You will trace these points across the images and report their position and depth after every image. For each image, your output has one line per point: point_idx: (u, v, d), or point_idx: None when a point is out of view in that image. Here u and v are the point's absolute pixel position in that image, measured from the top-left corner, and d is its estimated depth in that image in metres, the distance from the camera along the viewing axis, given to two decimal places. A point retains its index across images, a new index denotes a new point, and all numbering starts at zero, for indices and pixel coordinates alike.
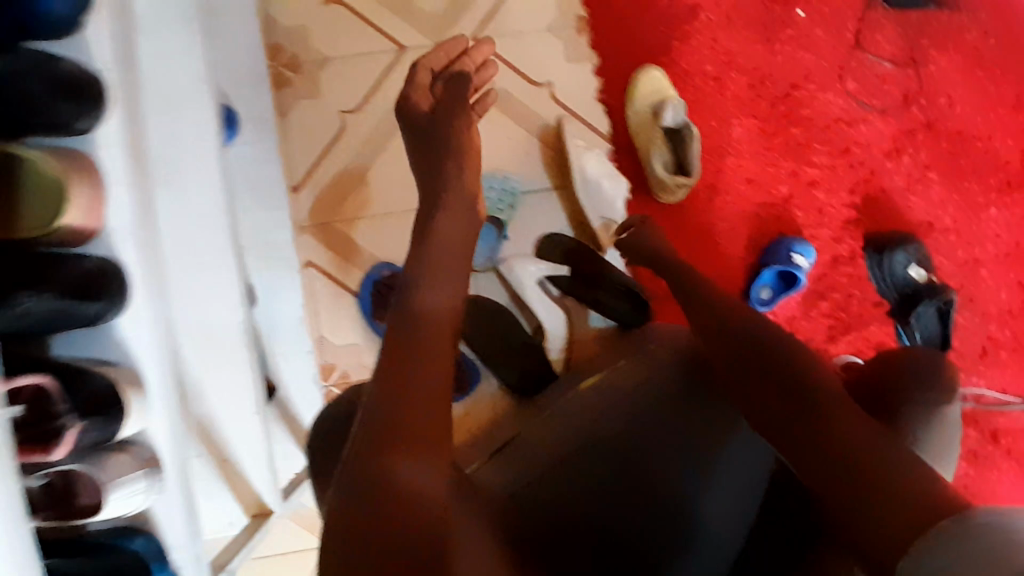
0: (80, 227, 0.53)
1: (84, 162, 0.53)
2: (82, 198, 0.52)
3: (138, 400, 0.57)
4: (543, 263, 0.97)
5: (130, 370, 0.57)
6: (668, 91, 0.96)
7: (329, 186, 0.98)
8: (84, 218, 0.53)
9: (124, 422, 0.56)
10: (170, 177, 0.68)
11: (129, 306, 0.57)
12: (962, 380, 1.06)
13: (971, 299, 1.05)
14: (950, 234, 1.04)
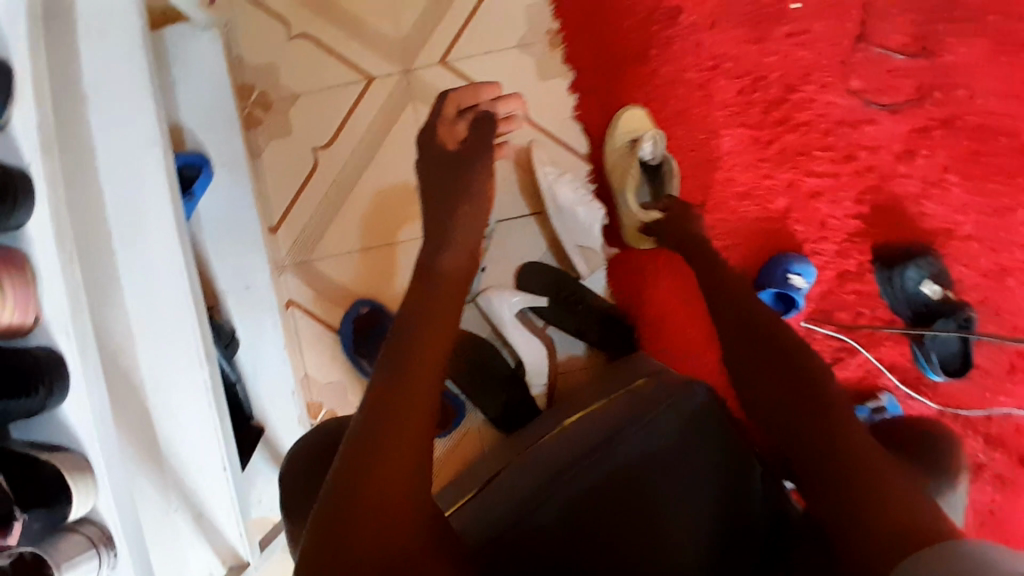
0: (17, 322, 0.50)
1: (17, 255, 0.51)
2: (14, 295, 0.49)
3: (87, 483, 0.52)
4: (521, 294, 0.91)
5: (78, 456, 0.53)
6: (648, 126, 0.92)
7: (306, 225, 0.96)
8: (20, 313, 0.50)
9: (74, 504, 0.52)
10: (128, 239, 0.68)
11: (75, 390, 0.53)
12: (992, 403, 0.95)
13: (1003, 313, 0.95)
14: (974, 243, 0.94)
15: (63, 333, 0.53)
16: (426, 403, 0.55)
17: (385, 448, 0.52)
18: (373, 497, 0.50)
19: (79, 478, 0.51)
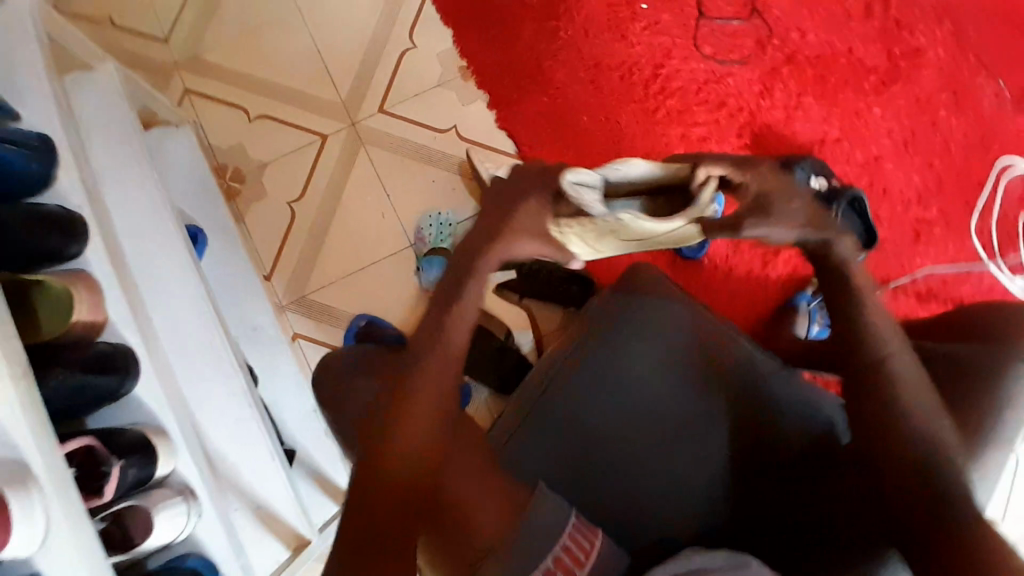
0: (90, 323, 0.64)
1: (82, 275, 0.65)
2: (86, 300, 0.63)
3: (165, 442, 0.64)
4: (492, 272, 1.08)
5: (154, 424, 0.66)
6: None
7: (296, 267, 1.11)
8: (91, 315, 0.64)
9: (159, 460, 0.63)
10: (154, 284, 0.86)
11: (141, 374, 0.67)
12: (911, 265, 1.15)
13: (886, 191, 1.16)
14: (844, 143, 1.16)
15: (130, 330, 0.68)
16: (432, 413, 0.60)
17: (382, 467, 0.59)
18: (361, 515, 0.58)
19: (160, 438, 0.64)
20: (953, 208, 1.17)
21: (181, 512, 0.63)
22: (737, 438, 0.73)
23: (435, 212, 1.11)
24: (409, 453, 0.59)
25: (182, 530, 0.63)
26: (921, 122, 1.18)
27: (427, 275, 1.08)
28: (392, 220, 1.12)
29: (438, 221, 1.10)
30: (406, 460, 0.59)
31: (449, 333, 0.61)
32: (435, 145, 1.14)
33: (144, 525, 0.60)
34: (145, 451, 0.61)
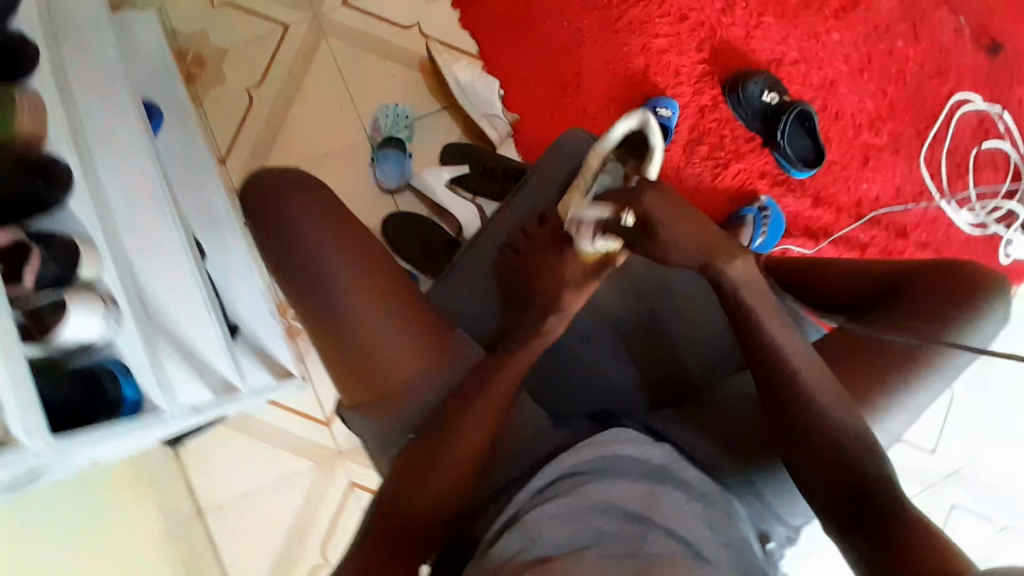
0: (33, 132, 0.66)
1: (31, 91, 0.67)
2: (32, 110, 0.66)
3: (88, 248, 0.65)
4: (446, 168, 1.07)
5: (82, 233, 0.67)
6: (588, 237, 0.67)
7: (251, 151, 1.13)
8: (34, 124, 0.66)
9: (81, 261, 0.64)
10: (103, 138, 0.84)
11: (76, 188, 0.68)
12: (855, 189, 1.16)
13: (838, 114, 1.18)
14: (800, 65, 1.18)
15: (65, 147, 0.69)
16: (480, 445, 0.65)
17: (437, 468, 0.63)
18: (420, 510, 0.62)
19: (85, 245, 0.65)
20: (903, 135, 1.18)
21: (99, 313, 0.63)
22: (665, 357, 0.80)
23: (391, 106, 1.13)
24: (458, 478, 0.64)
25: (98, 332, 0.63)
26: (878, 49, 1.19)
27: (380, 167, 1.10)
28: (350, 113, 1.14)
29: (394, 112, 1.12)
30: (458, 458, 0.63)
31: (506, 366, 0.68)
32: (396, 42, 1.15)
33: (54, 312, 0.61)
34: (67, 249, 0.63)
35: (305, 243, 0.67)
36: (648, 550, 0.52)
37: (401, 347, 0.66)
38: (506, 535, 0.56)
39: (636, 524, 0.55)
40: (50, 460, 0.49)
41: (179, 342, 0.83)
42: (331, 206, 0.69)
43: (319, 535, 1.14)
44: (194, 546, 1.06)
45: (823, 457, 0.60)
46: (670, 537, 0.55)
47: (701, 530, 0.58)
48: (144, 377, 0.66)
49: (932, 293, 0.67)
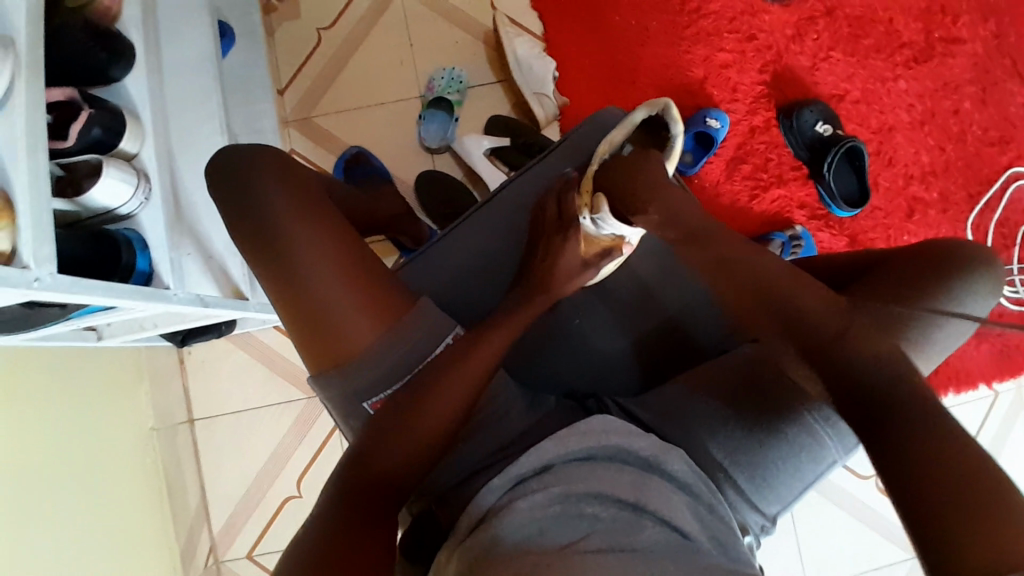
0: (108, 8, 0.70)
1: None
2: None
3: (135, 123, 0.71)
4: (488, 137, 1.09)
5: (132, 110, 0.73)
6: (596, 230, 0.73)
7: (309, 87, 1.16)
8: (111, 1, 0.70)
9: (125, 133, 0.69)
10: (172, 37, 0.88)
11: (136, 68, 0.74)
12: (893, 238, 1.13)
13: (890, 161, 1.15)
14: (861, 105, 1.16)
15: (136, 30, 0.74)
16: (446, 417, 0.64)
17: (407, 431, 0.63)
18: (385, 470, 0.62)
19: (132, 119, 0.71)
20: (953, 195, 1.14)
21: (131, 186, 0.68)
22: (663, 348, 0.79)
23: (449, 69, 1.16)
24: (411, 459, 0.63)
25: (127, 201, 0.68)
26: (943, 105, 1.16)
27: (426, 125, 1.12)
28: (409, 70, 1.17)
29: (450, 75, 1.15)
30: (427, 422, 0.64)
31: (470, 350, 0.67)
32: (467, 10, 1.18)
33: (91, 173, 0.65)
34: (114, 117, 0.67)
35: (279, 217, 0.69)
36: (645, 542, 0.52)
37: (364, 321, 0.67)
38: (497, 523, 0.55)
39: (630, 514, 0.55)
40: (50, 288, 0.52)
41: (200, 240, 0.86)
42: (305, 189, 0.72)
43: (293, 470, 1.12)
44: (174, 449, 1.08)
45: (840, 379, 0.54)
46: (663, 527, 0.54)
47: (688, 517, 0.56)
48: (158, 251, 0.70)
49: (927, 266, 0.66)
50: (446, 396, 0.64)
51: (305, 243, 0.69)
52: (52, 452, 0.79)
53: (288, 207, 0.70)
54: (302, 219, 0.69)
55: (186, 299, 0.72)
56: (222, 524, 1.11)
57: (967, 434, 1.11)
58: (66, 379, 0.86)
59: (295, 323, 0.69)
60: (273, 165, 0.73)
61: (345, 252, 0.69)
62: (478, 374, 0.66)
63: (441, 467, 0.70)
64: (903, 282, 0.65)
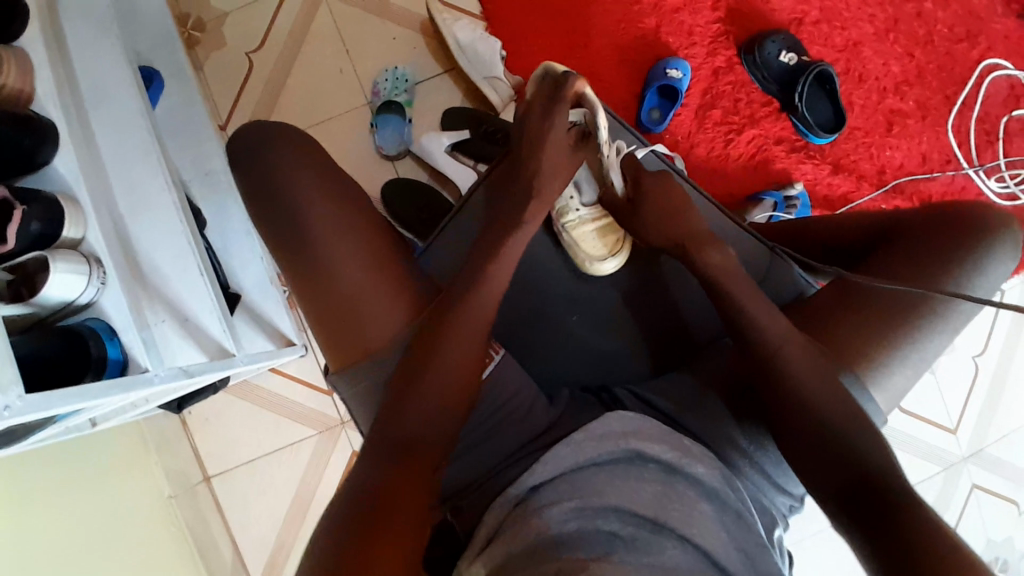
0: (18, 89, 0.66)
1: (17, 50, 0.68)
2: (13, 66, 0.66)
3: (75, 208, 0.67)
4: (446, 133, 1.04)
5: (68, 193, 0.68)
6: (604, 234, 0.80)
7: (252, 115, 1.11)
8: (18, 81, 0.66)
9: (66, 219, 0.65)
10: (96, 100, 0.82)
11: (62, 146, 0.69)
12: (877, 156, 1.09)
13: (861, 77, 1.10)
14: (822, 25, 1.11)
15: (51, 105, 0.69)
16: (467, 354, 0.63)
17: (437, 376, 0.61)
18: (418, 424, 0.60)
19: (69, 202, 0.66)
20: (930, 101, 1.10)
21: (83, 274, 0.64)
22: (665, 325, 0.79)
23: (392, 69, 1.10)
24: (429, 419, 0.60)
25: (85, 291, 0.64)
26: (905, 10, 1.11)
27: (380, 132, 1.07)
28: (352, 78, 1.11)
29: (394, 75, 1.09)
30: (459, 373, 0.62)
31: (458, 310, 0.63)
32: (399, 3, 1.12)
33: (40, 269, 0.61)
34: (50, 207, 0.63)
35: (304, 210, 0.67)
36: (665, 558, 0.50)
37: (388, 307, 0.65)
38: (515, 540, 0.53)
39: (649, 531, 0.53)
40: (22, 412, 0.49)
41: (172, 304, 0.82)
42: (333, 176, 0.69)
43: (323, 506, 1.11)
44: (199, 512, 1.06)
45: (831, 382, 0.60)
46: (684, 545, 0.52)
47: (713, 529, 0.54)
48: (127, 333, 0.67)
49: (920, 242, 0.69)
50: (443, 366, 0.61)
51: (332, 232, 0.66)
52: (77, 550, 0.76)
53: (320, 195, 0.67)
54: (332, 210, 0.67)
55: (168, 376, 0.69)
56: (262, 572, 1.09)
57: (980, 338, 1.11)
58: (74, 472, 0.83)
59: (316, 314, 0.67)
60: (298, 153, 0.70)
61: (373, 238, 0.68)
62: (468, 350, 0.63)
63: (458, 478, 0.66)
64: (906, 254, 0.69)
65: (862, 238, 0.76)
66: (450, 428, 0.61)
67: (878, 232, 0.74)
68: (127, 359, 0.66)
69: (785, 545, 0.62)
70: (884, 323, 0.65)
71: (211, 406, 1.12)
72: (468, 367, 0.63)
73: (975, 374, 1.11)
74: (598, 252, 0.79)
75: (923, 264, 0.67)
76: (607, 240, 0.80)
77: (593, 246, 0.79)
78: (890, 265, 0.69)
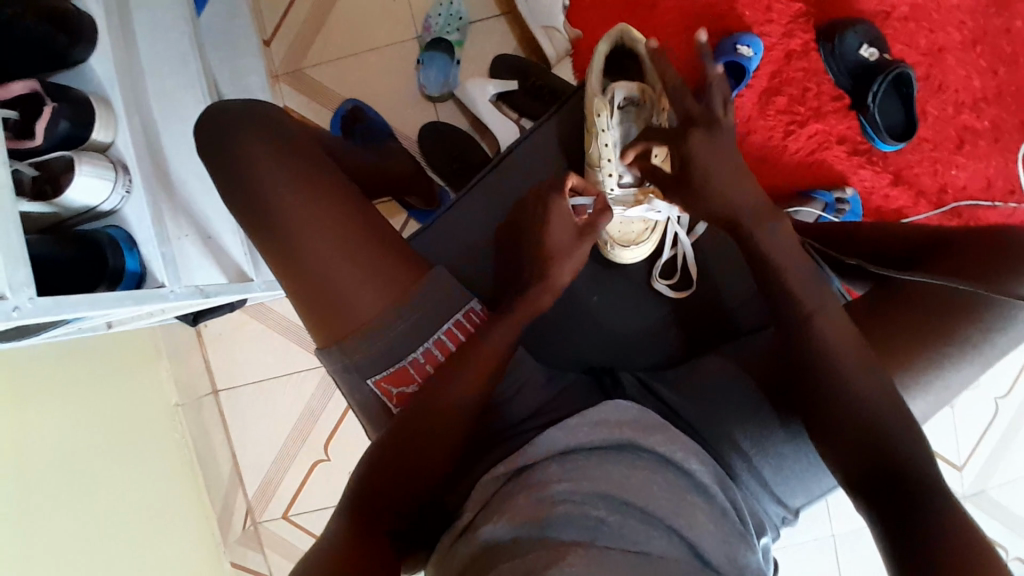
0: None
1: None
2: None
3: (107, 112, 0.65)
4: (494, 81, 0.99)
5: (101, 95, 0.66)
6: (634, 222, 0.78)
7: (297, 34, 1.07)
8: None
9: (96, 123, 0.63)
10: None
11: (99, 44, 0.66)
12: (939, 174, 1.02)
13: (940, 86, 1.02)
14: (910, 23, 1.02)
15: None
16: (500, 351, 0.63)
17: (466, 370, 0.61)
18: (438, 425, 0.59)
19: (101, 103, 0.65)
20: (1006, 123, 1.02)
21: (109, 181, 0.63)
22: (684, 318, 0.77)
23: (445, 4, 1.04)
24: (453, 421, 0.60)
25: (107, 198, 0.63)
26: (994, 25, 1.02)
27: (425, 71, 1.03)
28: (403, 8, 1.06)
29: (447, 11, 1.04)
30: (489, 371, 0.62)
31: (493, 322, 0.64)
32: None
33: (65, 170, 0.60)
34: (80, 107, 0.62)
35: (268, 188, 0.65)
36: (650, 546, 0.49)
37: (365, 284, 0.64)
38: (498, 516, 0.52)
39: (637, 520, 0.51)
40: (31, 314, 0.49)
41: (196, 220, 0.80)
42: (299, 152, 0.67)
43: (321, 435, 1.13)
44: (203, 424, 1.10)
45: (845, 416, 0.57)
46: (671, 537, 0.51)
47: (704, 525, 0.53)
48: (146, 246, 0.66)
49: (976, 249, 0.65)
50: (467, 372, 0.61)
51: (298, 216, 0.64)
52: (81, 444, 0.79)
53: (284, 175, 0.65)
54: (293, 180, 0.65)
55: (183, 294, 0.69)
56: (255, 489, 1.13)
57: (1006, 380, 1.07)
58: (87, 371, 0.84)
59: (298, 302, 0.65)
60: (259, 124, 0.67)
61: (352, 216, 0.66)
62: (495, 361, 0.62)
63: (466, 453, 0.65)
64: (957, 262, 0.65)
65: (909, 240, 0.72)
66: (469, 424, 0.61)
67: (930, 232, 0.71)
68: (145, 272, 0.66)
69: (771, 552, 0.61)
70: (915, 357, 0.63)
71: (224, 323, 1.13)
72: (495, 362, 0.62)
73: (993, 415, 1.07)
74: (622, 238, 0.77)
75: (978, 268, 0.63)
76: (637, 229, 0.77)
77: (623, 231, 0.77)
78: (939, 265, 0.66)
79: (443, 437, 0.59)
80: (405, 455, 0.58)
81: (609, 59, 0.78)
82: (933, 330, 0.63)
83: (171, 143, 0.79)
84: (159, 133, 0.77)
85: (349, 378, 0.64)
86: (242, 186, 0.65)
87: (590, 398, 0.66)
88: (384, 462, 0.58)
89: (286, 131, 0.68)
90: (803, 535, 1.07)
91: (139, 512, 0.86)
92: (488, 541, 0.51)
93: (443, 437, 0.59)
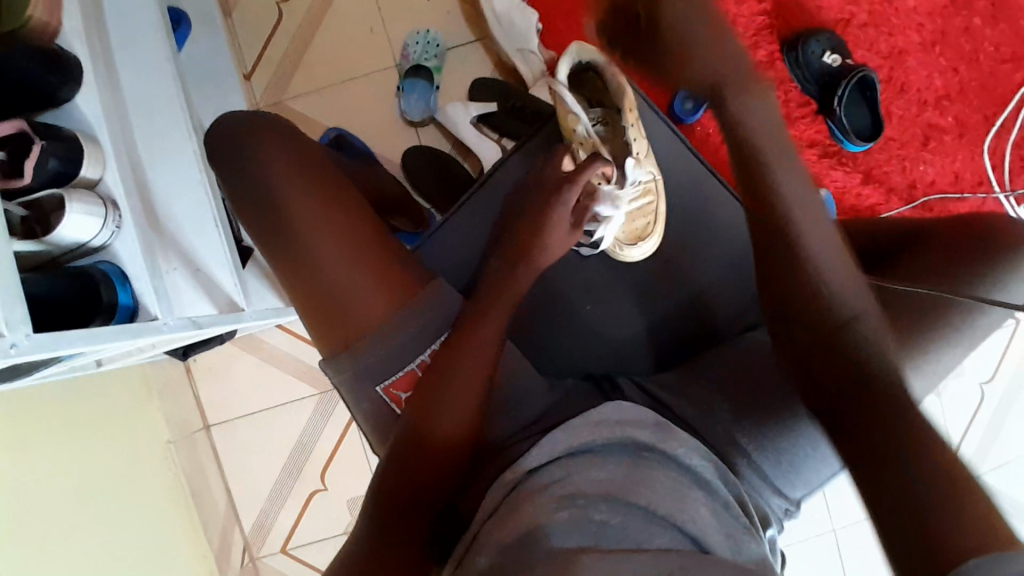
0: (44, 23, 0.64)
1: None
2: None
3: (95, 151, 0.66)
4: (473, 104, 1.01)
5: (88, 134, 0.67)
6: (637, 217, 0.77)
7: (278, 66, 1.09)
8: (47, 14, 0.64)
9: (84, 161, 0.64)
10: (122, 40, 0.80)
11: (84, 85, 0.67)
12: (908, 170, 1.06)
13: (902, 87, 1.07)
14: (869, 29, 1.07)
15: (78, 43, 0.68)
16: (495, 335, 0.64)
17: (465, 359, 0.62)
18: (443, 416, 0.60)
19: (89, 142, 0.66)
20: (969, 118, 1.06)
21: (100, 217, 0.63)
22: (674, 322, 0.79)
23: (423, 32, 1.07)
24: (460, 414, 0.61)
25: (98, 234, 0.63)
26: (954, 23, 1.06)
27: (406, 97, 1.05)
28: (382, 38, 1.09)
29: (425, 38, 1.07)
30: (486, 356, 0.63)
31: (488, 311, 0.65)
32: None
33: (55, 208, 0.60)
34: (69, 145, 0.62)
35: (269, 196, 0.67)
36: (653, 544, 0.49)
37: (363, 287, 0.65)
38: (503, 523, 0.52)
39: (642, 518, 0.52)
40: (29, 351, 0.49)
41: (187, 253, 0.80)
42: (287, 155, 0.68)
43: (318, 462, 1.12)
44: (197, 460, 1.08)
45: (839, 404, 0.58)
46: (672, 532, 0.51)
47: (706, 520, 0.54)
48: (139, 279, 0.67)
49: (957, 246, 0.69)
50: (467, 353, 0.62)
51: (297, 220, 0.66)
52: (77, 486, 0.77)
53: (279, 177, 0.67)
54: (290, 187, 0.67)
55: (178, 326, 0.69)
56: (253, 523, 1.11)
57: (989, 365, 1.09)
58: (77, 412, 0.83)
59: (306, 311, 0.67)
60: (257, 133, 0.69)
61: (346, 219, 0.67)
62: (490, 347, 0.64)
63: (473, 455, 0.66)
64: (942, 262, 0.68)
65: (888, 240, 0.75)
66: (475, 416, 0.62)
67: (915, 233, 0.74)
68: (137, 306, 0.66)
69: (777, 544, 0.62)
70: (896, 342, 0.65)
71: (215, 357, 1.13)
72: (489, 349, 0.63)
73: (979, 400, 1.10)
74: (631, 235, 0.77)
75: (962, 269, 0.67)
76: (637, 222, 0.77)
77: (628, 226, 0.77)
78: (922, 266, 0.69)
79: (446, 432, 0.60)
80: (412, 452, 0.59)
81: (576, 73, 0.82)
82: (923, 317, 0.65)
83: (160, 178, 0.80)
84: (146, 169, 0.77)
85: (356, 386, 0.65)
86: (244, 199, 0.68)
87: (591, 402, 0.67)
88: (398, 463, 0.59)
89: (283, 137, 0.70)
90: (804, 533, 1.08)
91: (137, 552, 0.84)
92: (499, 546, 0.50)
93: (447, 432, 0.60)
